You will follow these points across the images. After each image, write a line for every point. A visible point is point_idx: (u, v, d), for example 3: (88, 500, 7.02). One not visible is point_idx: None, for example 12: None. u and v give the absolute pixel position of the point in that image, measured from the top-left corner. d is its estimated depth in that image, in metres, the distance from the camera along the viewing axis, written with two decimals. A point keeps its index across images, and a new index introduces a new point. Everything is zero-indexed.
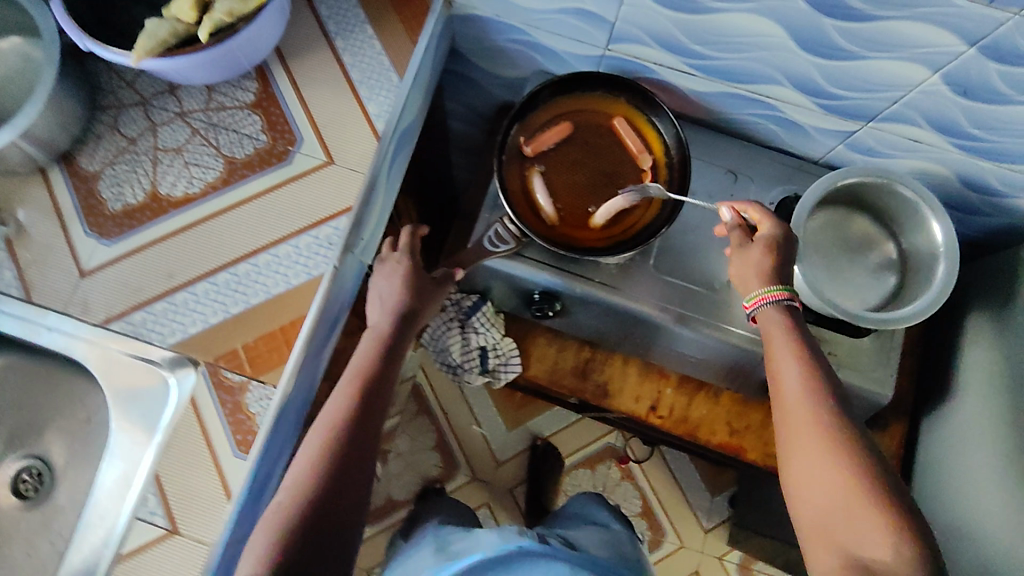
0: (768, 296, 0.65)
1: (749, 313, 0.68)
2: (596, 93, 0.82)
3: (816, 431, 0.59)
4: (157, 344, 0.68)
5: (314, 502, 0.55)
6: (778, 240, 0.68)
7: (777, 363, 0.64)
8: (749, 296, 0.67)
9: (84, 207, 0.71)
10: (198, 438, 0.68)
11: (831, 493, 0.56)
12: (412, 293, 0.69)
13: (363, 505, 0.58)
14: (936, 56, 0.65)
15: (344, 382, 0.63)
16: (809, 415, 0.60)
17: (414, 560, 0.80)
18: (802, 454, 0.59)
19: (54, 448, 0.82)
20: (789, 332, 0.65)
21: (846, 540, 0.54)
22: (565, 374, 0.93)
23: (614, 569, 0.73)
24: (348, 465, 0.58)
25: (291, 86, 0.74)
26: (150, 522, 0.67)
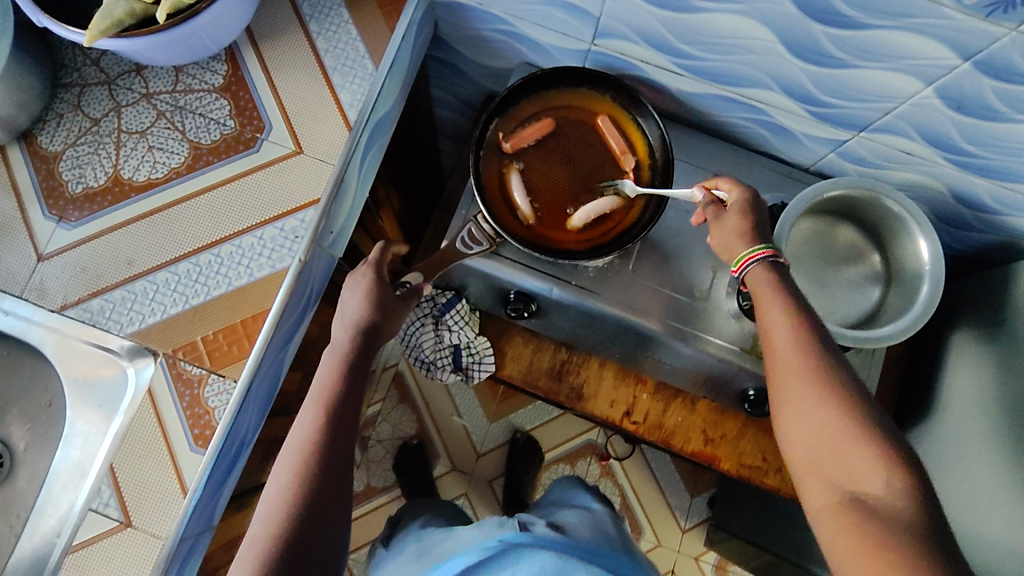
0: (748, 262, 0.63)
1: (738, 276, 0.65)
2: (580, 89, 0.79)
3: (803, 373, 0.56)
4: (114, 334, 0.66)
5: (291, 533, 0.53)
6: (749, 203, 0.66)
7: (764, 311, 0.61)
8: (736, 259, 0.64)
9: (43, 188, 0.69)
10: (155, 430, 0.65)
11: (820, 434, 0.54)
12: (375, 306, 0.66)
13: (343, 525, 0.57)
14: (929, 68, 0.62)
15: (308, 406, 0.61)
16: (796, 360, 0.57)
17: (398, 566, 0.78)
18: (793, 396, 0.56)
19: (14, 431, 0.79)
20: (775, 284, 0.61)
21: (837, 479, 0.52)
22: (540, 375, 0.91)
23: (605, 555, 0.69)
24: (322, 489, 0.56)
25: (262, 70, 0.72)
26: (103, 513, 0.64)
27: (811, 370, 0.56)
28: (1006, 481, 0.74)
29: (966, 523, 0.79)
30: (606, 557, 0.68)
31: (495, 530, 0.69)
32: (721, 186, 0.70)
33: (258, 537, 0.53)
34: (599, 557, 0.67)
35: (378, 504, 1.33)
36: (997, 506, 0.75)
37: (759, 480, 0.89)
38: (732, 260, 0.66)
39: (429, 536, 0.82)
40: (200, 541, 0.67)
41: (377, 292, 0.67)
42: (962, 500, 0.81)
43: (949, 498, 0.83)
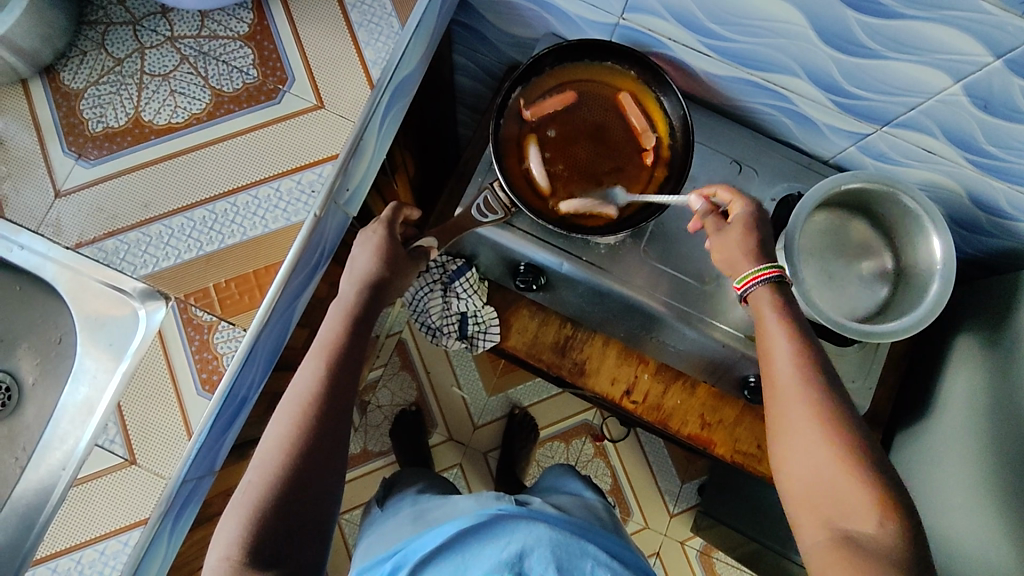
0: (750, 283, 0.64)
1: (741, 294, 0.66)
2: (605, 64, 0.78)
3: (805, 404, 0.57)
4: (129, 275, 0.67)
5: (284, 481, 0.54)
6: (753, 218, 0.67)
7: (770, 342, 0.61)
8: (738, 278, 0.65)
9: (64, 124, 0.69)
10: (164, 372, 0.66)
11: (820, 470, 0.54)
12: (384, 261, 0.67)
13: (338, 478, 0.58)
14: (960, 64, 0.61)
15: (310, 355, 0.62)
16: (796, 390, 0.58)
17: (390, 526, 0.79)
18: (792, 429, 0.57)
19: (23, 365, 0.80)
20: (778, 305, 0.63)
21: (833, 517, 0.53)
22: (543, 349, 0.92)
23: (598, 536, 0.70)
24: (321, 439, 0.57)
25: (287, 20, 0.71)
26: (109, 450, 0.65)
27: (813, 402, 0.57)
28: (998, 483, 0.75)
29: (956, 524, 0.81)
30: (602, 536, 0.71)
31: (491, 501, 0.71)
32: (721, 195, 0.70)
33: (252, 482, 0.54)
34: (593, 536, 0.70)
35: (374, 466, 1.35)
36: (986, 506, 0.76)
37: (752, 467, 0.90)
38: (735, 277, 0.66)
39: (425, 501, 0.84)
40: (202, 484, 0.68)
41: (387, 248, 0.68)
42: (952, 499, 0.82)
43: (940, 498, 0.84)
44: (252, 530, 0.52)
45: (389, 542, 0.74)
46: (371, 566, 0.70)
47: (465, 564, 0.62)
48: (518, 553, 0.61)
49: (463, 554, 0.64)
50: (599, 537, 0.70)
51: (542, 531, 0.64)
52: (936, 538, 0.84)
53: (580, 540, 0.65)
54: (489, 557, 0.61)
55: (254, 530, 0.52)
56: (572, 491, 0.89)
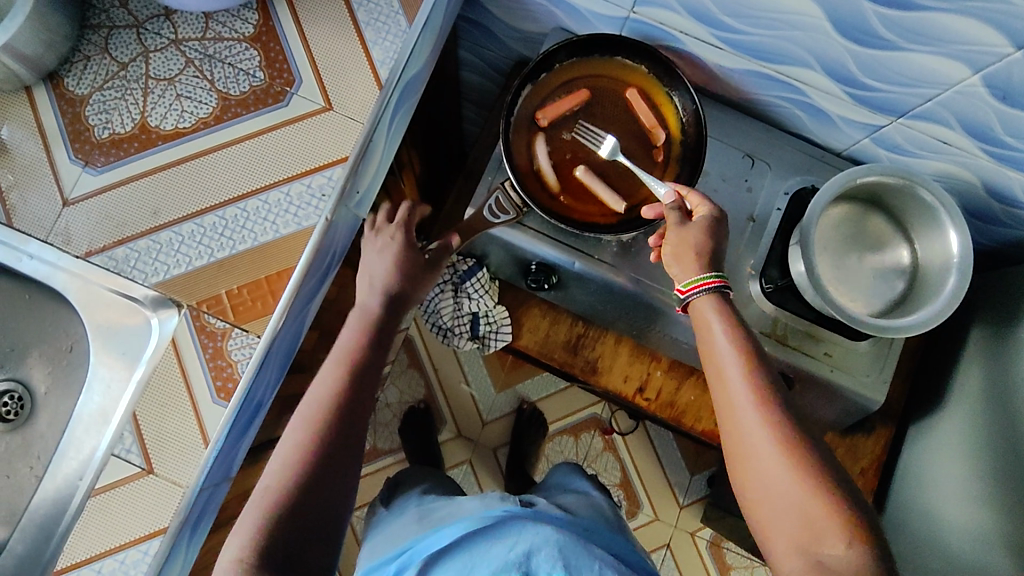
0: (693, 291, 0.64)
1: (683, 299, 0.65)
2: (616, 58, 0.77)
3: (757, 418, 0.56)
4: (139, 283, 0.66)
5: (299, 484, 0.54)
6: (715, 223, 0.66)
7: (722, 364, 0.60)
8: (685, 281, 0.65)
9: (69, 131, 0.68)
10: (179, 382, 0.66)
11: (775, 483, 0.54)
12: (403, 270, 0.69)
13: (351, 484, 0.58)
14: (978, 54, 0.60)
15: (329, 364, 0.63)
16: (746, 403, 0.57)
17: (398, 527, 0.79)
18: (755, 454, 0.56)
19: (35, 374, 0.79)
20: (722, 314, 0.62)
21: (806, 546, 0.51)
22: (556, 347, 0.92)
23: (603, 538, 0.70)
24: (337, 444, 0.57)
25: (293, 21, 0.70)
26: (125, 459, 0.65)
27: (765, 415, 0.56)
28: (1010, 474, 0.75)
29: (967, 516, 0.80)
30: (606, 537, 0.70)
31: (496, 503, 0.70)
32: (692, 200, 0.69)
33: (270, 485, 0.54)
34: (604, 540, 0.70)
35: (385, 464, 1.36)
36: (999, 498, 0.76)
37: None
38: (680, 280, 0.66)
39: (430, 501, 0.84)
40: (218, 491, 0.68)
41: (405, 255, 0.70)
42: (963, 492, 0.82)
43: (952, 490, 0.84)
44: (265, 533, 0.51)
45: (397, 540, 0.74)
46: (377, 566, 0.70)
47: (476, 559, 0.62)
48: (527, 551, 0.60)
49: (473, 551, 0.63)
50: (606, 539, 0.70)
51: (551, 531, 0.62)
52: (945, 529, 0.84)
53: (587, 542, 0.64)
54: (496, 556, 0.60)
55: (272, 533, 0.51)
56: (579, 489, 0.89)
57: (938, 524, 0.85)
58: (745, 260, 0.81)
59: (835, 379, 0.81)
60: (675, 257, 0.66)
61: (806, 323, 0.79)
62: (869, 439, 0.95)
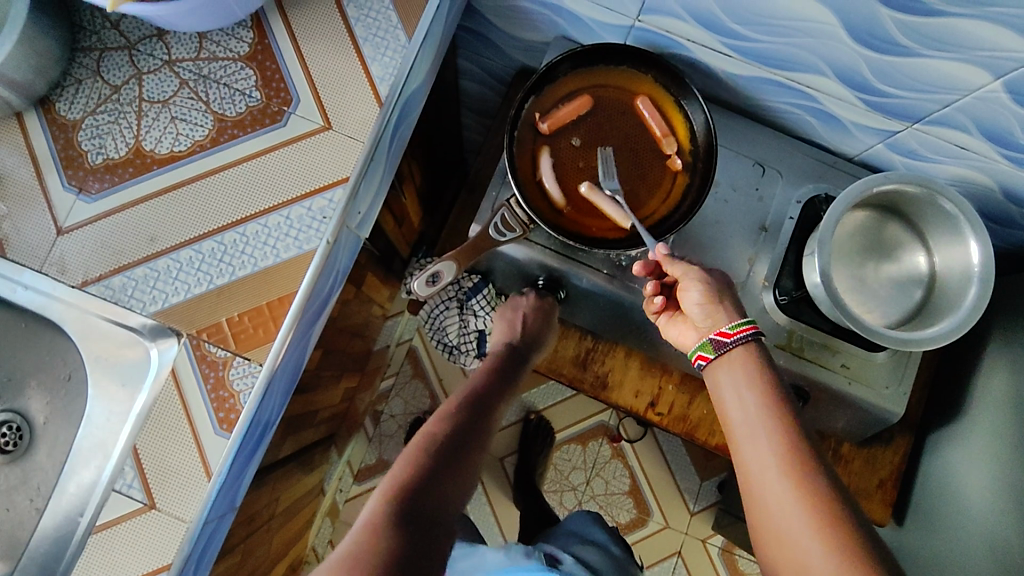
0: (744, 333, 0.59)
1: (724, 342, 0.60)
2: (622, 68, 0.75)
3: (790, 491, 0.51)
4: (137, 312, 0.64)
5: (411, 484, 0.56)
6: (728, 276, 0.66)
7: (748, 424, 0.56)
8: (731, 324, 0.60)
9: (62, 157, 0.66)
10: (179, 413, 0.64)
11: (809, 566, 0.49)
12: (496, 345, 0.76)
13: (460, 498, 0.58)
14: (1000, 61, 0.58)
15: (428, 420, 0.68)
16: (775, 474, 0.52)
17: None
18: (785, 521, 0.51)
19: (34, 403, 0.78)
20: (753, 368, 0.58)
21: None
22: (564, 363, 0.90)
23: None
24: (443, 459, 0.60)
25: (289, 38, 0.68)
26: (127, 494, 0.63)
27: (799, 488, 0.51)
28: None
29: (989, 527, 0.79)
30: None
31: (521, 559, 0.68)
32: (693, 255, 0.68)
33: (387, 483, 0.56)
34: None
35: None
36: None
37: None
38: (722, 324, 0.61)
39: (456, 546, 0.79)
40: (223, 523, 0.66)
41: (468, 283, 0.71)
42: (985, 503, 0.80)
43: (972, 500, 0.82)
44: (390, 512, 0.52)
45: None
46: None
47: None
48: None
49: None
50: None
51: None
52: (965, 539, 0.82)
53: None
54: None
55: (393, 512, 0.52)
56: (595, 540, 0.85)
57: (958, 535, 0.83)
58: (757, 271, 0.79)
59: (851, 391, 0.79)
60: (710, 297, 0.62)
61: (823, 335, 0.77)
62: (886, 448, 0.93)
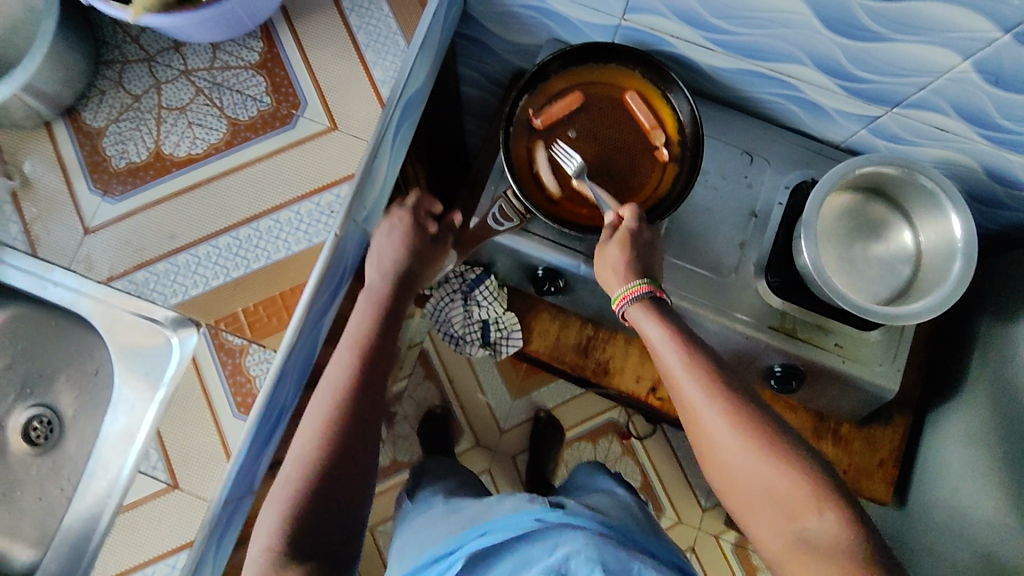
0: (628, 299, 0.65)
1: (619, 313, 0.66)
2: (611, 65, 0.79)
3: (718, 417, 0.56)
4: (160, 304, 0.68)
5: (311, 497, 0.54)
6: (634, 234, 0.68)
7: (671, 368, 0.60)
8: (614, 297, 0.66)
9: (88, 162, 0.71)
10: (200, 398, 0.68)
11: (753, 478, 0.54)
12: (409, 252, 0.71)
13: (366, 479, 0.58)
14: (968, 41, 0.61)
15: (316, 406, 0.60)
16: (712, 416, 0.56)
17: (422, 521, 0.79)
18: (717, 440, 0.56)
19: (63, 398, 0.82)
20: (657, 320, 0.63)
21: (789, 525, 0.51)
22: (567, 350, 0.93)
23: (635, 537, 0.66)
24: (347, 441, 0.58)
25: (296, 46, 0.72)
26: (151, 475, 0.67)
27: (727, 412, 0.56)
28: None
29: (987, 500, 0.80)
30: (640, 536, 0.68)
31: (526, 504, 0.64)
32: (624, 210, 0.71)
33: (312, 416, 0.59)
34: (640, 543, 0.65)
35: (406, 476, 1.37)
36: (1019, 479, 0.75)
37: None
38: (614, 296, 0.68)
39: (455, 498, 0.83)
40: (242, 504, 0.70)
41: (413, 239, 0.72)
42: (982, 477, 0.81)
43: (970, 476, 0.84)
44: (289, 542, 0.52)
45: (423, 542, 0.72)
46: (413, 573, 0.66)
47: (521, 563, 0.56)
48: (564, 558, 0.53)
49: (518, 555, 0.57)
50: (643, 544, 0.66)
51: (592, 534, 0.55)
52: (965, 516, 0.83)
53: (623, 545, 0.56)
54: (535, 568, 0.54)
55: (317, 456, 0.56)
56: (604, 488, 0.88)
57: (959, 512, 0.84)
58: (749, 256, 0.82)
59: (846, 369, 0.81)
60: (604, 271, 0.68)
61: (815, 315, 0.80)
62: (887, 429, 0.94)
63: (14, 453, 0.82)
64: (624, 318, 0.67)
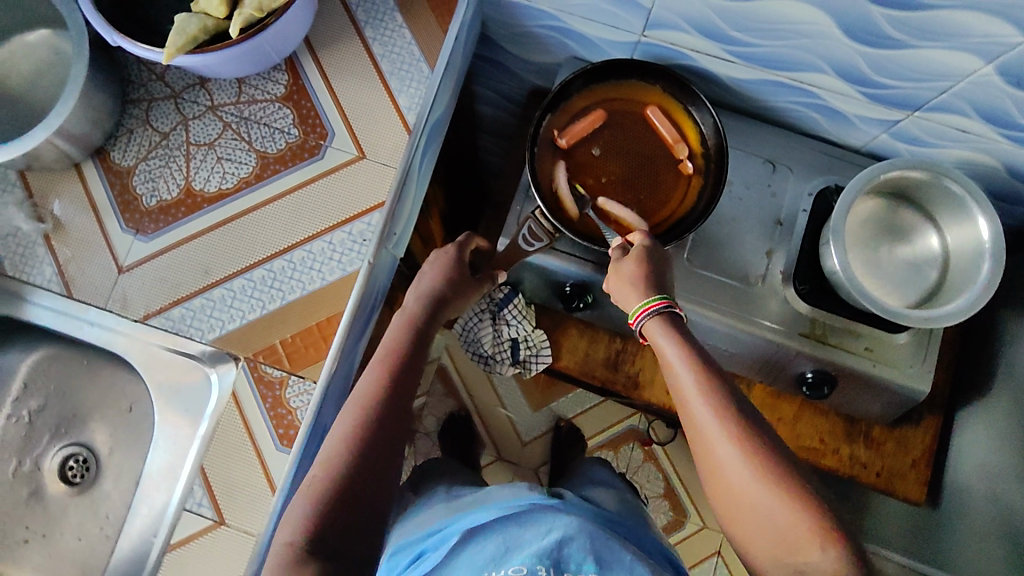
0: (651, 309, 0.63)
1: (636, 328, 0.65)
2: (632, 80, 0.79)
3: (728, 441, 0.54)
4: (197, 340, 0.69)
5: (331, 498, 0.51)
6: (649, 253, 0.67)
7: (683, 390, 0.58)
8: (631, 311, 0.65)
9: (119, 202, 0.71)
10: (242, 432, 0.68)
11: (756, 504, 0.53)
12: (447, 280, 0.70)
13: (389, 491, 0.54)
14: (989, 46, 0.62)
15: (349, 408, 0.58)
16: (722, 442, 0.55)
17: (425, 513, 0.78)
18: (724, 468, 0.54)
19: (99, 436, 0.83)
20: (671, 337, 0.61)
21: (788, 558, 0.51)
22: (596, 365, 0.93)
23: (620, 522, 0.72)
24: (375, 446, 0.55)
25: (320, 77, 0.73)
26: (197, 513, 0.67)
27: (737, 439, 0.54)
28: None
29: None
30: (632, 527, 0.73)
31: (526, 493, 0.69)
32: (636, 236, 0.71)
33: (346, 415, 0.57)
34: (630, 533, 0.71)
35: None
36: None
37: (818, 461, 0.94)
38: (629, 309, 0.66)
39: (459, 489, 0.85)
40: None
41: (455, 271, 0.72)
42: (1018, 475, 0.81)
43: (1005, 473, 0.83)
44: (306, 542, 0.48)
45: (424, 523, 0.75)
46: (408, 547, 0.71)
47: (510, 542, 0.61)
48: (558, 542, 0.60)
49: (507, 534, 0.62)
50: (637, 537, 0.71)
51: (582, 519, 0.63)
52: (1001, 512, 0.83)
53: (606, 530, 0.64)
54: (528, 542, 0.60)
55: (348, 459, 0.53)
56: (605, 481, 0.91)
57: (994, 509, 0.84)
58: (776, 263, 0.82)
59: (878, 373, 0.81)
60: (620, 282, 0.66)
61: (846, 320, 0.80)
62: (917, 428, 0.94)
63: (51, 496, 0.81)
64: (639, 334, 0.66)
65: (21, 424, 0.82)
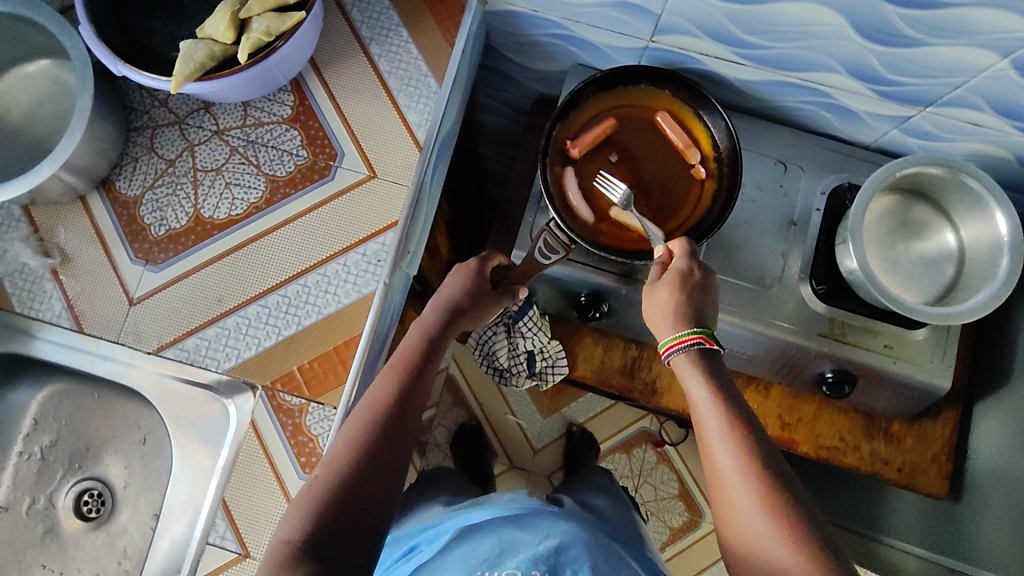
0: (685, 342, 0.61)
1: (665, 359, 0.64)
2: (641, 86, 0.78)
3: (747, 494, 0.52)
4: (213, 370, 0.67)
5: (333, 498, 0.48)
6: (686, 278, 0.66)
7: (708, 434, 0.56)
8: (663, 342, 0.63)
9: (126, 232, 0.70)
10: (263, 462, 0.66)
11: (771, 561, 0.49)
12: (467, 292, 0.68)
13: (394, 496, 0.50)
14: (1004, 41, 0.61)
15: (360, 411, 0.55)
16: (743, 493, 0.52)
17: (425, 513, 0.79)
18: (742, 523, 0.52)
19: (113, 469, 0.81)
20: (700, 375, 0.60)
21: None
22: (612, 373, 0.92)
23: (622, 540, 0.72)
24: (382, 450, 0.52)
25: (327, 97, 0.72)
26: (220, 546, 0.65)
27: (757, 494, 0.51)
28: None
29: None
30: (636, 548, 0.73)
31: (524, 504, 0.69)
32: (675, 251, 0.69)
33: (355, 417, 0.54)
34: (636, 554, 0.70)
35: None
36: None
37: (839, 459, 0.93)
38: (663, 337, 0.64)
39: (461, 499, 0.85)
40: None
41: (473, 282, 0.69)
42: None
43: None
44: (304, 540, 0.45)
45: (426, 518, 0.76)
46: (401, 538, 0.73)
47: (505, 543, 0.60)
48: (556, 548, 0.60)
49: (502, 534, 0.62)
50: (639, 556, 0.71)
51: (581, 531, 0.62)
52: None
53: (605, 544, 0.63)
54: (528, 542, 0.61)
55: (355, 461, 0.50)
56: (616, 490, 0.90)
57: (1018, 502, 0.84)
58: (792, 264, 0.81)
59: (900, 370, 0.81)
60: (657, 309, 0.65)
61: (864, 319, 0.80)
62: (936, 422, 0.94)
63: (67, 532, 0.80)
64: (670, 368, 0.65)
65: (33, 461, 0.80)
